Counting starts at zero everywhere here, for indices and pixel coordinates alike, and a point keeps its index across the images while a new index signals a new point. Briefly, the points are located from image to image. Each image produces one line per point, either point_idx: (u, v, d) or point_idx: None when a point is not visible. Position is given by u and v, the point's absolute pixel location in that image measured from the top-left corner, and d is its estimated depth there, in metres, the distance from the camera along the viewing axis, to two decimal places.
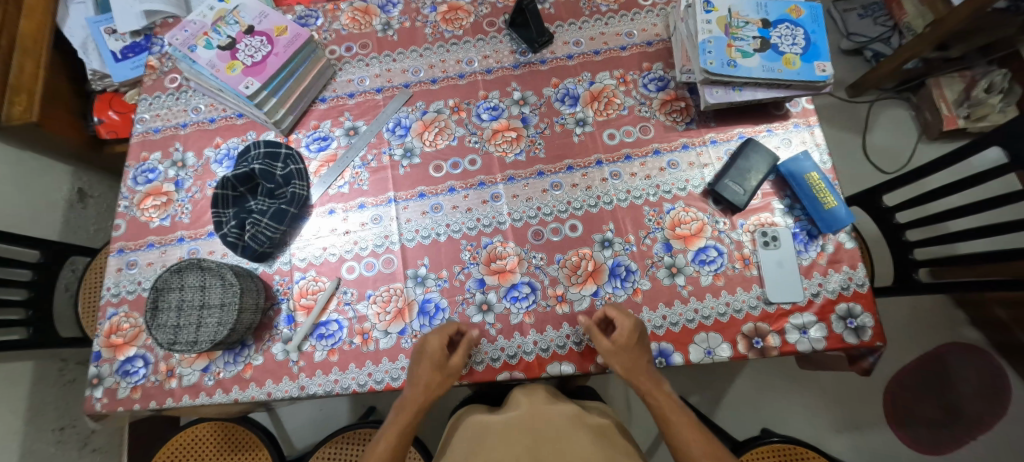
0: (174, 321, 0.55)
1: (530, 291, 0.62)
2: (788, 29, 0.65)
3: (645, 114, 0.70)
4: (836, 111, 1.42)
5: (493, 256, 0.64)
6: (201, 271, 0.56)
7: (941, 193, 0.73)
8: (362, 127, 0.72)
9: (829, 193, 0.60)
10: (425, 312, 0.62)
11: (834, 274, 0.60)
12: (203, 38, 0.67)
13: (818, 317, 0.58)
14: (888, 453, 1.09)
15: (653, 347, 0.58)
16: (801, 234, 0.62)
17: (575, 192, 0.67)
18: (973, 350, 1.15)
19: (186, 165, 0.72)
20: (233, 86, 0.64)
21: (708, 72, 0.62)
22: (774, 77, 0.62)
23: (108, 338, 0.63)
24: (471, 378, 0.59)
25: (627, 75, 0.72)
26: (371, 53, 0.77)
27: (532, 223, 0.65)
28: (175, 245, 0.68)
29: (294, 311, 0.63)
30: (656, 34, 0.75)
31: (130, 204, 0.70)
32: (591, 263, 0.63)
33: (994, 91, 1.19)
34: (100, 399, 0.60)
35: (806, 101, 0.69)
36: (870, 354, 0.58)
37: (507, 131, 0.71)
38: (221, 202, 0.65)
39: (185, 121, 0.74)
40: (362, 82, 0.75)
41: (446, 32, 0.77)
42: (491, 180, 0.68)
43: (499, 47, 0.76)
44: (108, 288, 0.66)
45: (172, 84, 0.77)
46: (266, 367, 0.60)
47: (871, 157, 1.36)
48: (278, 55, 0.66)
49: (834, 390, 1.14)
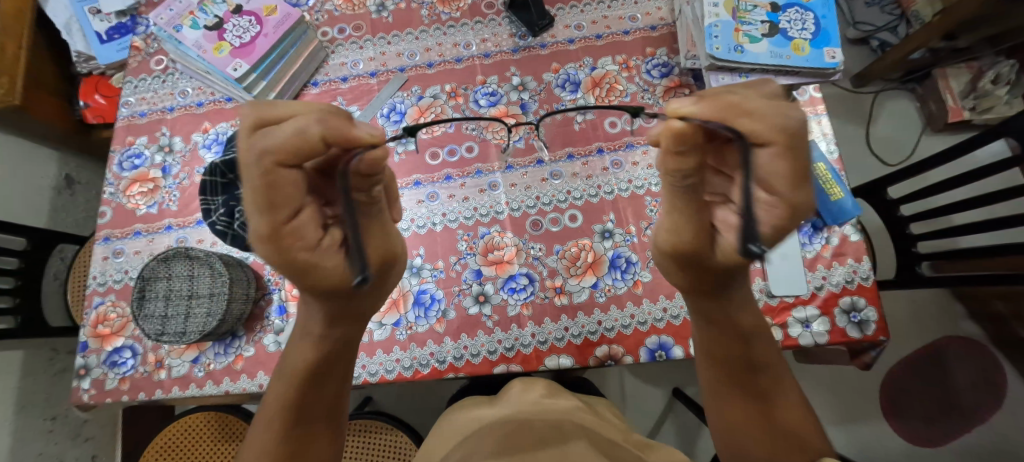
0: (162, 312, 0.54)
1: (528, 282, 0.60)
2: (798, 14, 0.63)
3: (648, 102, 0.68)
4: (840, 102, 1.40)
5: (490, 247, 0.62)
6: (189, 260, 0.55)
7: (942, 186, 0.71)
8: (356, 112, 0.70)
9: (835, 184, 0.59)
10: (421, 303, 0.60)
11: (838, 267, 0.58)
12: (190, 17, 0.64)
13: (821, 311, 0.57)
14: (879, 446, 1.10)
15: (652, 340, 0.57)
16: (805, 226, 0.60)
17: (576, 181, 0.65)
18: (967, 343, 1.15)
19: (174, 150, 0.70)
20: (221, 68, 0.61)
21: (714, 58, 0.60)
22: (781, 63, 0.60)
23: (95, 328, 0.61)
24: (467, 371, 0.58)
25: (630, 61, 0.70)
26: (365, 35, 0.74)
27: (531, 213, 0.64)
28: (163, 234, 0.66)
29: (286, 301, 0.61)
30: (661, 18, 0.72)
31: (116, 191, 0.68)
32: (590, 254, 0.61)
33: (1001, 83, 1.16)
34: (88, 389, 0.59)
35: (813, 89, 0.67)
36: (873, 348, 0.57)
37: (505, 117, 0.69)
38: (210, 189, 0.63)
39: (172, 105, 0.72)
40: (356, 66, 0.72)
41: (443, 13, 0.74)
42: (489, 168, 0.66)
43: (498, 29, 0.73)
44: (95, 277, 0.64)
45: (158, 66, 0.74)
46: (257, 358, 0.59)
47: (874, 149, 1.35)
48: (267, 36, 0.63)
49: (831, 382, 1.15)
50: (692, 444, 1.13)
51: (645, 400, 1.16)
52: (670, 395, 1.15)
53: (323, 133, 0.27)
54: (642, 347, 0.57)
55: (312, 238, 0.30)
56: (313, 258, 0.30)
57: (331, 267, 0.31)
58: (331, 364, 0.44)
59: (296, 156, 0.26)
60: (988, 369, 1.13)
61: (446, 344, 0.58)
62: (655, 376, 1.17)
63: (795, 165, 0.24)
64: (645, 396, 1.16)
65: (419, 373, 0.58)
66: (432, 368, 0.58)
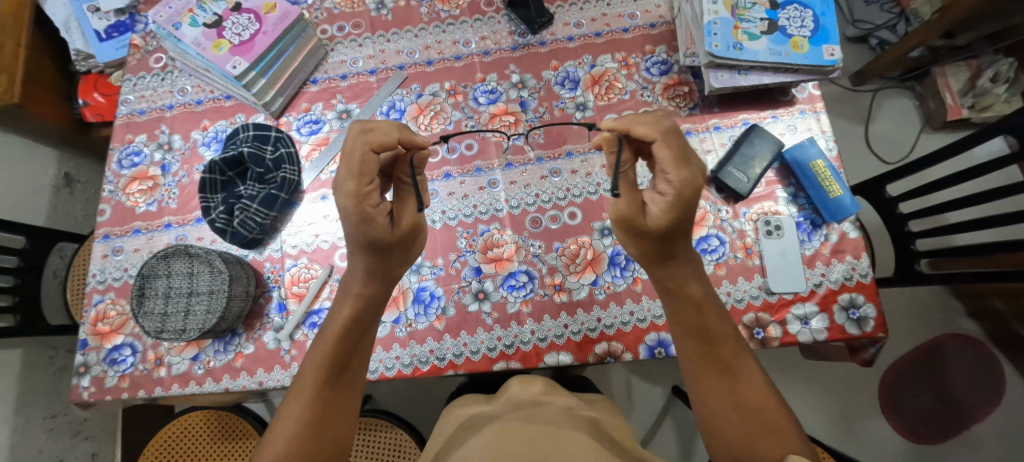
0: (162, 309, 0.54)
1: (528, 279, 0.61)
2: (797, 11, 0.63)
3: (647, 99, 0.68)
4: (839, 101, 1.40)
5: (490, 244, 0.62)
6: (189, 258, 0.55)
7: (940, 184, 0.71)
8: (355, 110, 0.70)
9: (835, 181, 0.59)
10: (420, 300, 0.60)
11: (837, 264, 0.58)
12: (189, 15, 0.64)
13: (819, 308, 0.57)
14: (878, 443, 1.11)
15: (652, 337, 0.57)
16: (804, 224, 0.61)
17: (575, 178, 0.65)
18: (967, 341, 1.15)
19: (173, 148, 0.70)
20: (220, 65, 0.61)
21: (714, 55, 0.60)
22: (781, 60, 0.60)
23: (94, 326, 0.61)
24: (467, 368, 0.58)
25: (629, 59, 0.70)
26: (365, 33, 0.74)
27: (530, 210, 0.64)
28: (162, 231, 0.66)
29: (286, 298, 0.61)
30: (660, 16, 0.72)
31: (115, 189, 0.68)
32: (590, 251, 0.61)
33: (1000, 81, 1.16)
34: (87, 387, 0.59)
35: (812, 87, 0.67)
36: (871, 345, 0.57)
37: (504, 115, 0.69)
38: (209, 187, 0.63)
39: (171, 102, 0.72)
40: (355, 63, 0.72)
41: (443, 11, 0.74)
42: (488, 165, 0.66)
43: (497, 27, 0.73)
44: (94, 274, 0.64)
45: (157, 64, 0.74)
46: (258, 356, 0.59)
47: (873, 147, 1.35)
48: (266, 34, 0.63)
49: (830, 380, 1.15)
50: (691, 442, 1.13)
51: (645, 398, 1.16)
52: (669, 393, 1.15)
53: (399, 137, 0.45)
54: (641, 344, 0.57)
55: (376, 201, 0.45)
56: (375, 213, 0.44)
57: (383, 224, 0.45)
58: (342, 353, 0.46)
59: (383, 147, 0.44)
60: (986, 367, 1.13)
61: (446, 341, 0.58)
62: (655, 374, 1.17)
63: (671, 153, 0.44)
64: (645, 394, 1.16)
65: (419, 370, 0.58)
66: (432, 366, 0.58)
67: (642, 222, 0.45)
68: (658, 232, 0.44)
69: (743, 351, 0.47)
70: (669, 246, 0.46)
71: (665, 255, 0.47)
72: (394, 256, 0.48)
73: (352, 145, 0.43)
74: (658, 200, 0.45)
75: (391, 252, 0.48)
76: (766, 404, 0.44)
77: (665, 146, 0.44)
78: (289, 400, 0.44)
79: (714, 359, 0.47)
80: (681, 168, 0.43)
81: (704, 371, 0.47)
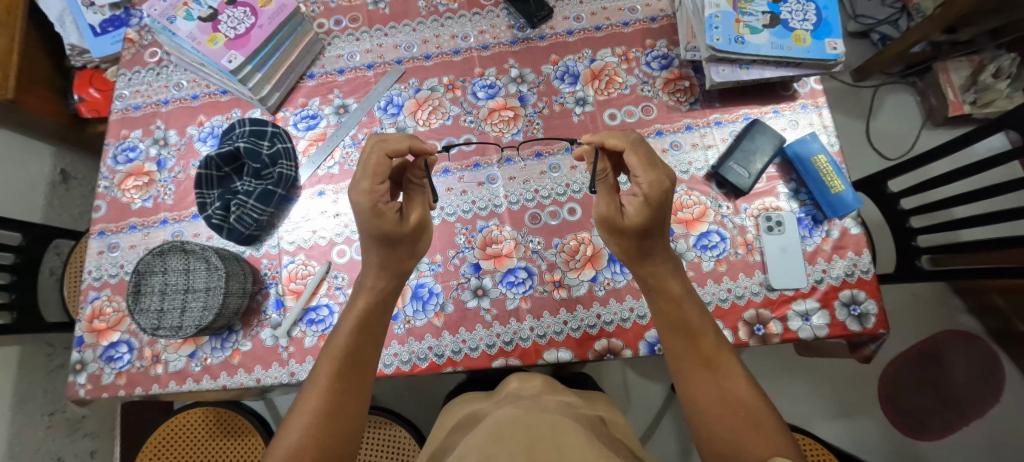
0: (158, 306, 0.53)
1: (527, 276, 0.60)
2: (800, 4, 0.62)
3: (648, 94, 0.67)
4: (840, 96, 1.39)
5: (489, 240, 0.62)
6: (185, 254, 0.54)
7: (942, 179, 0.71)
8: (352, 105, 0.69)
9: (836, 177, 0.59)
10: (419, 297, 0.60)
11: (838, 260, 0.58)
12: (183, 8, 0.63)
13: (820, 304, 0.57)
14: (877, 439, 1.11)
15: (652, 334, 0.57)
16: (806, 219, 0.60)
17: (574, 174, 0.64)
18: (967, 338, 1.15)
19: (169, 143, 0.69)
20: (215, 59, 0.60)
21: (715, 49, 0.59)
22: (783, 54, 0.59)
23: (90, 323, 0.61)
24: (466, 365, 0.57)
25: (629, 53, 0.69)
26: (362, 27, 0.73)
27: (529, 206, 0.63)
28: (158, 228, 0.65)
29: (283, 295, 0.61)
30: (661, 9, 0.71)
31: (110, 184, 0.67)
32: (590, 247, 0.61)
33: (1002, 77, 1.13)
34: (83, 385, 0.59)
35: (814, 81, 0.66)
36: (872, 341, 0.57)
37: (504, 110, 0.68)
38: (206, 183, 0.63)
39: (167, 97, 0.71)
40: (353, 58, 0.72)
41: (441, 4, 0.73)
42: (487, 161, 0.66)
43: (496, 21, 0.72)
44: (90, 271, 0.64)
45: (152, 59, 0.73)
46: (255, 353, 0.58)
47: (874, 143, 1.35)
48: (262, 28, 0.63)
49: (829, 376, 1.15)
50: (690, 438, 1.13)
51: (644, 394, 1.16)
52: (669, 389, 1.15)
53: (411, 145, 0.47)
54: (641, 340, 0.57)
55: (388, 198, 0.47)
56: (386, 208, 0.46)
57: (392, 218, 0.46)
58: (355, 349, 0.47)
59: (397, 153, 0.46)
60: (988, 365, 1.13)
61: (444, 338, 0.58)
62: (654, 370, 1.17)
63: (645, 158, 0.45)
64: (644, 390, 1.16)
65: (417, 367, 0.58)
66: (431, 362, 0.57)
67: (620, 220, 0.48)
68: (635, 231, 0.46)
69: (722, 346, 0.48)
70: (646, 243, 0.48)
71: (643, 253, 0.48)
72: (397, 254, 0.50)
73: (369, 151, 0.45)
74: (632, 201, 0.47)
75: (394, 249, 0.49)
76: (751, 400, 0.43)
77: (632, 154, 0.46)
78: (302, 396, 0.44)
79: (694, 354, 0.47)
80: (651, 171, 0.45)
81: (688, 366, 0.47)
